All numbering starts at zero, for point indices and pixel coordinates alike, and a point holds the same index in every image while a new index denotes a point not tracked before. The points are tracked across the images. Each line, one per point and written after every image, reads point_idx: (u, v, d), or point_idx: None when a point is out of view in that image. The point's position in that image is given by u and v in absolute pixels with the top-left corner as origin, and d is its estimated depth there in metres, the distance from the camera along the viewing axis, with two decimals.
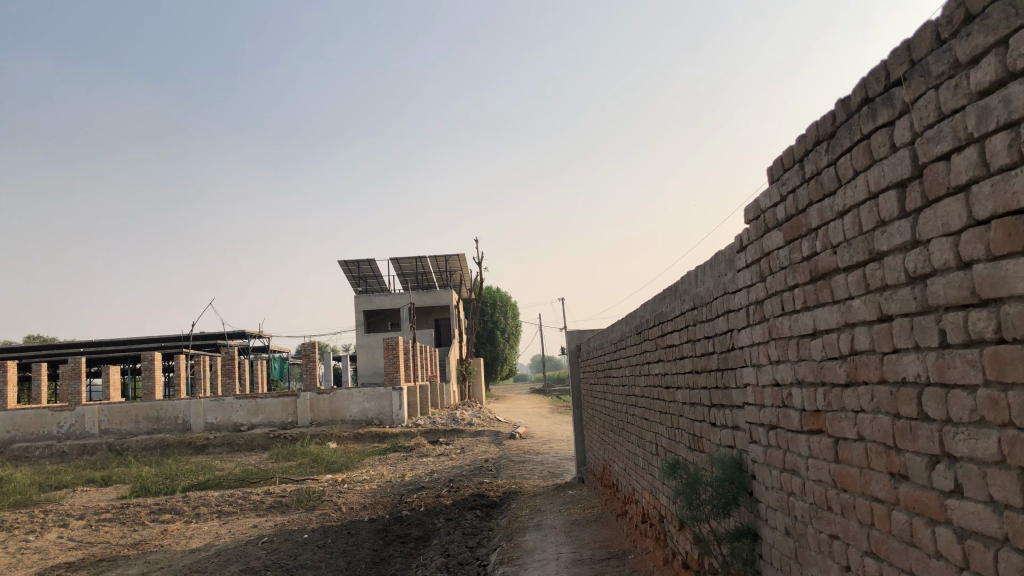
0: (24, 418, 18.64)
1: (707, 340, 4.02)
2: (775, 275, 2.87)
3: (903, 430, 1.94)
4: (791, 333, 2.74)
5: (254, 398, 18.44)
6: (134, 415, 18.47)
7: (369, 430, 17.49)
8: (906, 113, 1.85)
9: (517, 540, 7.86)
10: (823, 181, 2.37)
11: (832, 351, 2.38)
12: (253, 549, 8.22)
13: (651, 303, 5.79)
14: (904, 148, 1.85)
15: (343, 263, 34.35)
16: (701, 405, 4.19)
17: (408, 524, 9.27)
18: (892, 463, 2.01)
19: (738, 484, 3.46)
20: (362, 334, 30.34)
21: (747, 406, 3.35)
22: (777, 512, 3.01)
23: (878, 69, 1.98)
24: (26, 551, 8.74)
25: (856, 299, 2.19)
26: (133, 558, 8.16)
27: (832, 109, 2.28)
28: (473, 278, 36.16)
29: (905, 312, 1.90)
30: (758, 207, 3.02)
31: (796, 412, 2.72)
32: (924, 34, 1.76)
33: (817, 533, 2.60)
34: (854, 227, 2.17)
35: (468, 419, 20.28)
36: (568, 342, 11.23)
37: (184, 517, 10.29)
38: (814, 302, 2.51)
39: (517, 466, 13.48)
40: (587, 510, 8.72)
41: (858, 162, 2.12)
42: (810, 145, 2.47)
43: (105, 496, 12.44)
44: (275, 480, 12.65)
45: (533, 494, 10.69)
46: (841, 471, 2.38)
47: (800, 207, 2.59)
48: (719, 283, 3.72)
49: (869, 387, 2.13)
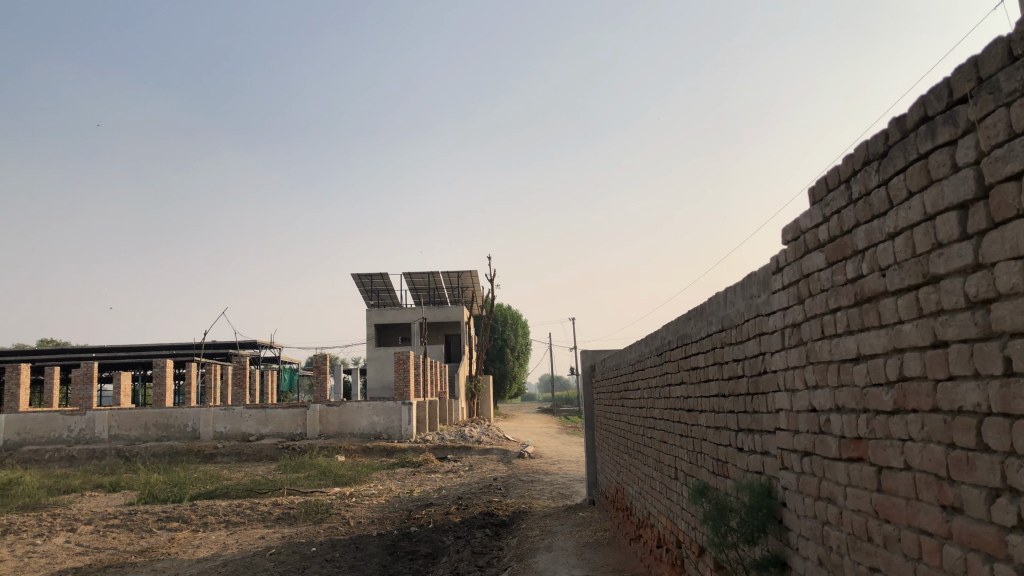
0: (34, 421, 18.57)
1: (736, 363, 3.95)
2: (815, 298, 2.81)
3: (958, 460, 1.87)
4: (830, 357, 2.68)
5: (264, 409, 18.39)
6: (144, 422, 18.41)
7: (378, 444, 17.43)
8: (969, 132, 1.82)
9: (527, 560, 7.77)
10: (873, 202, 2.31)
11: (876, 377, 2.32)
12: (261, 560, 8.15)
13: (674, 324, 5.73)
14: (968, 167, 1.81)
15: (356, 277, 34.45)
16: (727, 429, 4.11)
17: (417, 541, 9.17)
18: (946, 494, 1.94)
19: (766, 512, 3.39)
20: (374, 347, 30.37)
21: (779, 432, 3.26)
22: (809, 541, 2.93)
23: (940, 88, 1.94)
24: (33, 555, 8.68)
25: (906, 323, 2.12)
26: (139, 565, 8.11)
27: (885, 127, 2.23)
28: (485, 295, 36.22)
29: (964, 338, 1.84)
30: (798, 228, 2.96)
31: (835, 439, 2.65)
32: (994, 50, 1.73)
33: (855, 565, 2.51)
34: (906, 250, 2.11)
35: (476, 436, 20.19)
36: (581, 362, 11.16)
37: (192, 526, 10.23)
38: (858, 325, 2.44)
39: (525, 486, 13.38)
40: (599, 532, 8.62)
41: (912, 183, 2.06)
42: (858, 165, 2.42)
43: (113, 501, 12.41)
44: (283, 492, 12.58)
45: (543, 514, 10.56)
46: (883, 501, 2.30)
47: (844, 228, 2.53)
48: (751, 304, 3.66)
49: (920, 414, 2.06)
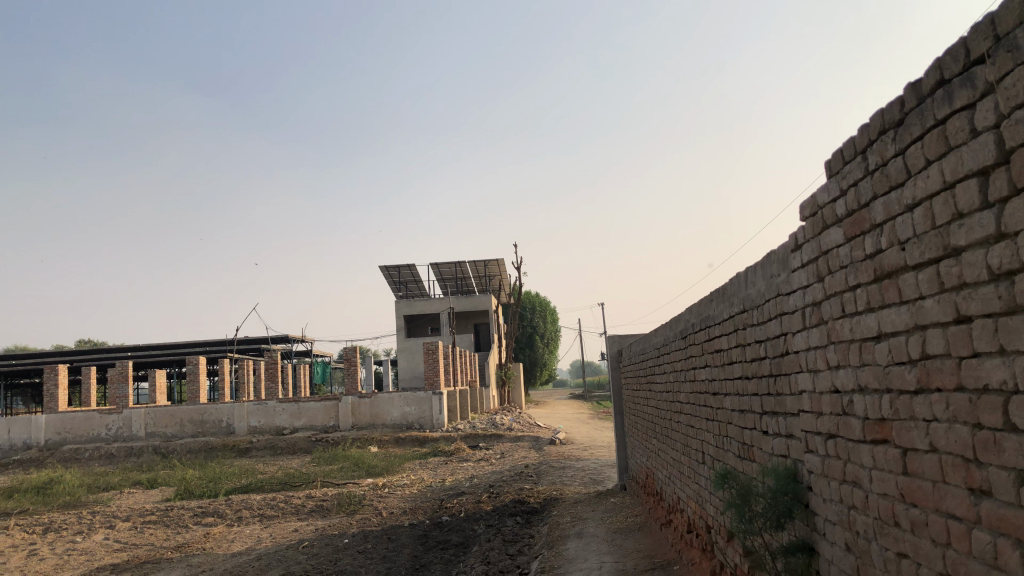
0: (74, 420, 18.79)
1: (759, 345, 3.84)
2: (834, 275, 2.72)
3: (984, 441, 1.78)
4: (852, 336, 2.58)
5: (297, 403, 18.51)
6: (180, 418, 18.62)
7: (410, 434, 17.50)
8: (988, 95, 1.72)
9: (558, 548, 7.72)
10: (889, 172, 2.22)
11: (898, 356, 2.22)
12: (293, 553, 8.19)
13: (697, 306, 5.63)
14: (987, 132, 1.71)
15: (383, 269, 34.53)
16: (752, 412, 4.01)
17: (448, 530, 9.17)
18: (973, 477, 1.84)
19: (793, 496, 3.29)
20: (403, 338, 30.49)
21: (803, 414, 3.17)
22: (836, 526, 2.83)
23: (957, 48, 1.84)
24: (73, 552, 8.81)
25: (927, 298, 2.02)
26: (176, 561, 8.18)
27: (900, 94, 2.13)
28: (512, 282, 36.19)
29: (988, 312, 1.74)
30: (815, 203, 2.87)
31: (858, 421, 2.56)
32: (1013, 5, 1.63)
33: (882, 551, 2.43)
34: (925, 222, 2.02)
35: (508, 424, 20.20)
36: (608, 347, 11.07)
37: (227, 520, 10.32)
38: (879, 302, 2.34)
39: (557, 472, 13.34)
40: (629, 518, 8.54)
41: (930, 151, 1.96)
42: (875, 135, 2.31)
43: (151, 498, 12.55)
44: (317, 484, 12.65)
45: (574, 501, 10.53)
46: (910, 485, 2.21)
47: (862, 201, 2.43)
48: (771, 284, 3.56)
49: (944, 393, 1.96)
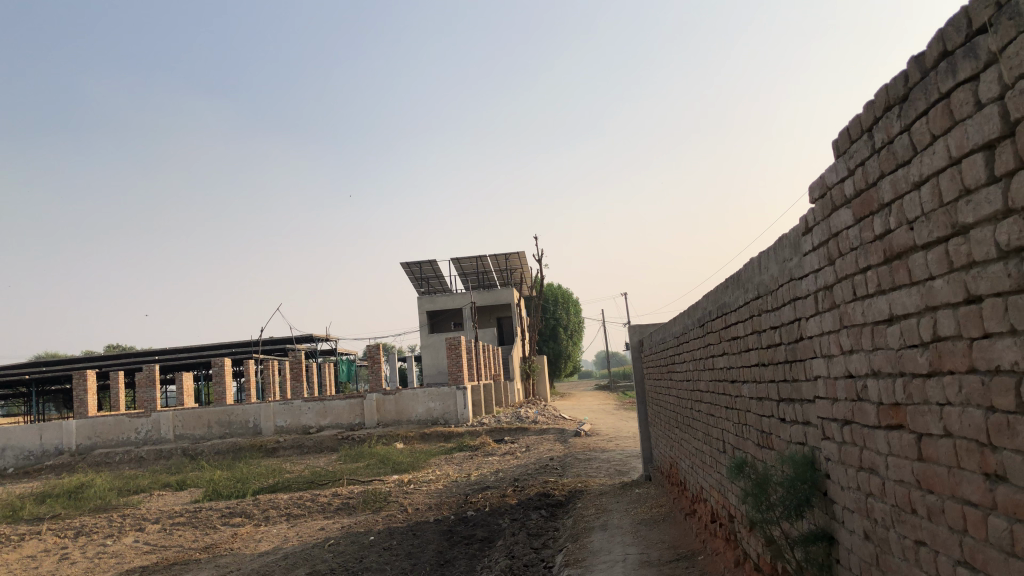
0: (104, 425, 18.94)
1: (775, 331, 3.77)
2: (844, 258, 2.65)
3: (999, 425, 1.72)
4: (864, 320, 2.52)
5: (322, 401, 18.58)
6: (208, 420, 18.73)
7: (435, 430, 17.52)
8: (992, 64, 1.65)
9: (582, 540, 7.68)
10: (896, 150, 2.15)
11: (911, 338, 2.16)
12: (319, 552, 8.22)
13: (713, 294, 5.55)
14: (992, 104, 1.65)
15: (405, 265, 34.58)
16: (769, 400, 3.94)
17: (473, 525, 9.15)
18: (988, 462, 1.78)
19: (811, 485, 3.23)
20: (426, 334, 30.57)
21: (819, 400, 3.10)
22: (854, 514, 2.77)
23: (959, 18, 1.78)
24: (103, 555, 8.89)
25: (937, 279, 1.96)
26: (204, 562, 8.25)
27: (905, 68, 2.06)
28: (534, 275, 36.15)
29: (997, 291, 1.68)
30: (824, 184, 2.80)
31: (873, 406, 2.50)
32: None
33: (900, 539, 2.37)
34: (933, 199, 1.95)
35: (533, 416, 20.16)
36: (630, 337, 10.98)
37: (254, 520, 10.39)
38: (889, 284, 2.28)
39: (582, 464, 13.28)
40: (654, 508, 8.48)
41: (935, 126, 1.90)
42: (880, 112, 2.25)
43: (180, 500, 12.65)
44: (342, 482, 12.70)
45: (599, 492, 10.48)
46: (925, 471, 2.15)
47: (870, 180, 2.37)
48: (784, 268, 3.49)
49: (957, 376, 1.90)
